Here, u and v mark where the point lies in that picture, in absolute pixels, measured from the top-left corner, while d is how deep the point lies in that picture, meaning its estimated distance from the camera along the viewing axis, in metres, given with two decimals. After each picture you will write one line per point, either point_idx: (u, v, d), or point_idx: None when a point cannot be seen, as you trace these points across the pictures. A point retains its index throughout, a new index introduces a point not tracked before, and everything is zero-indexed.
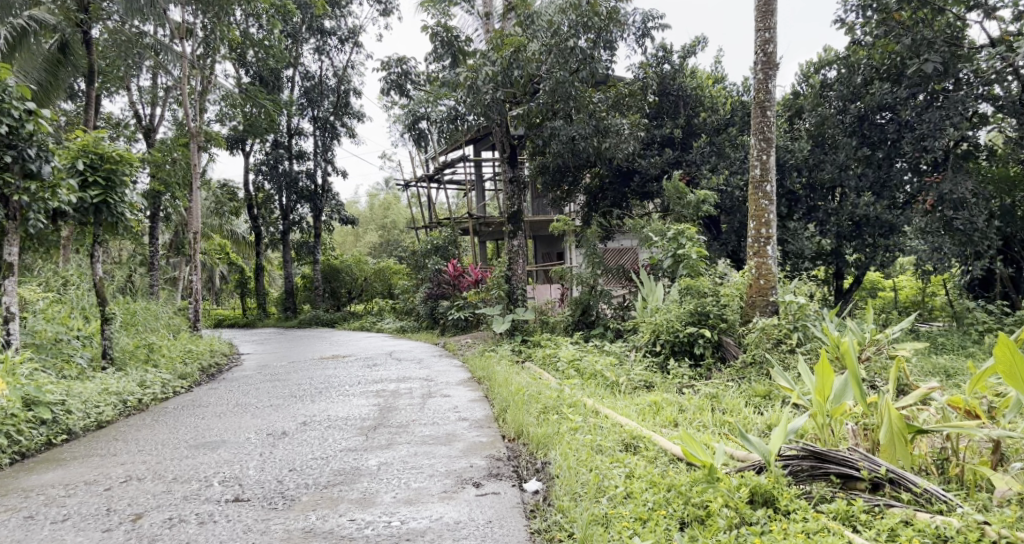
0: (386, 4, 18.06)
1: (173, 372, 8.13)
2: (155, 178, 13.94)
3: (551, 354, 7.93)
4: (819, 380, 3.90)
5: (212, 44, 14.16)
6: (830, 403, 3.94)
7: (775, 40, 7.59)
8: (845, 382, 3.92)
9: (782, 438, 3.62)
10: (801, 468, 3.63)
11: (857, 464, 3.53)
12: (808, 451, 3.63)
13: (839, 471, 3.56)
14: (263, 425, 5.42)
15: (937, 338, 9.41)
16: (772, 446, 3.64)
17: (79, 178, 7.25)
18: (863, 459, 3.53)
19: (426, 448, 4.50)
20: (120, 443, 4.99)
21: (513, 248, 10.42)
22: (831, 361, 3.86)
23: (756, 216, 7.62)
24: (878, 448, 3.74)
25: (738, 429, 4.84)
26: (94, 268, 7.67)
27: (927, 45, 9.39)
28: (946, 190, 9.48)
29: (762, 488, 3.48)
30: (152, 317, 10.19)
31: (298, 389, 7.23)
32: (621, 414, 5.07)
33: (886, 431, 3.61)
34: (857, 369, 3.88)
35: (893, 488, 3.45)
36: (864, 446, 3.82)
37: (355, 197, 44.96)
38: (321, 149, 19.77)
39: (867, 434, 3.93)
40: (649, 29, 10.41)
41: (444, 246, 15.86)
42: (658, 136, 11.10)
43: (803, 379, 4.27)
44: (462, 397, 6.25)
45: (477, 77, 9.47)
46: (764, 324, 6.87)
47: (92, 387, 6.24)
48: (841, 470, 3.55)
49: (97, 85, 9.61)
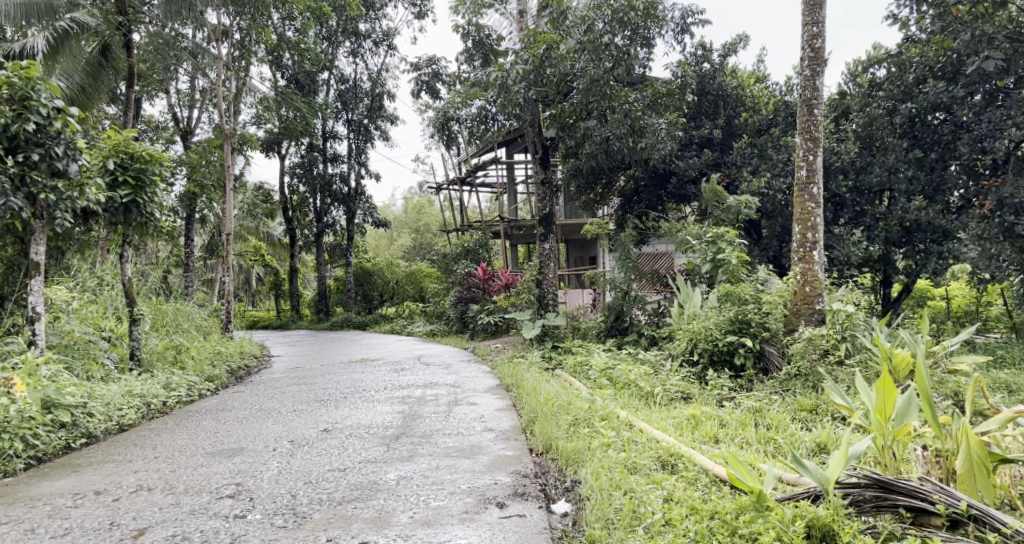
0: (421, 7, 17.96)
1: (200, 374, 8.02)
2: (190, 180, 14.03)
3: (583, 362, 7.63)
4: (880, 397, 3.54)
5: (247, 46, 14.18)
6: (893, 424, 3.57)
7: (823, 35, 7.21)
8: (910, 401, 3.54)
9: (842, 464, 3.26)
10: (865, 498, 3.27)
11: (932, 499, 3.15)
12: (871, 479, 3.26)
13: (909, 504, 3.19)
14: (284, 433, 5.23)
15: (996, 351, 8.89)
16: (831, 472, 3.29)
17: (109, 177, 7.20)
18: (938, 492, 3.15)
19: (448, 461, 4.25)
20: (137, 449, 4.84)
21: (544, 251, 10.08)
22: (893, 377, 3.52)
23: (802, 219, 7.26)
24: (953, 478, 3.36)
25: (783, 448, 4.51)
26: (123, 269, 7.61)
27: (986, 41, 8.85)
28: (1007, 194, 8.89)
29: (821, 521, 3.16)
30: (183, 318, 10.14)
31: (323, 394, 7.05)
32: (657, 428, 4.76)
33: (964, 460, 3.24)
34: (925, 387, 3.50)
35: (976, 527, 3.05)
36: (937, 474, 3.44)
37: (389, 200, 45.06)
38: (355, 152, 19.67)
39: (940, 463, 3.54)
40: (689, 25, 10.05)
41: (475, 250, 15.62)
42: (698, 137, 10.77)
43: (861, 395, 3.89)
44: (489, 405, 5.99)
45: (508, 76, 9.24)
46: (810, 334, 6.50)
47: (116, 389, 6.13)
48: (912, 504, 3.17)
49: (136, 87, 9.61)
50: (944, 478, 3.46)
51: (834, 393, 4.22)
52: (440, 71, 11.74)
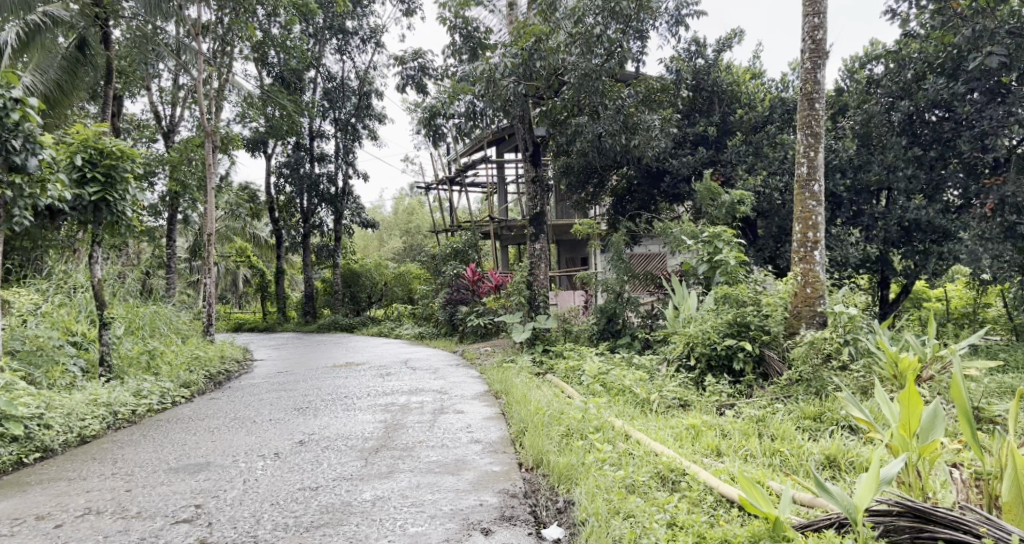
0: (409, 4, 17.61)
1: (175, 380, 7.63)
2: (171, 179, 13.56)
3: (575, 367, 7.31)
4: (904, 410, 3.27)
5: (230, 42, 13.78)
6: (919, 441, 3.27)
7: (824, 26, 6.93)
8: (939, 417, 3.25)
9: (872, 490, 2.93)
10: (898, 529, 2.97)
11: (977, 531, 2.84)
12: (905, 507, 2.98)
13: (948, 538, 2.88)
14: (256, 444, 4.89)
15: (999, 355, 8.65)
16: (859, 499, 2.96)
17: (77, 174, 6.83)
18: (983, 525, 2.83)
19: (429, 478, 3.93)
20: (95, 463, 4.50)
21: (534, 252, 9.75)
22: (919, 390, 3.27)
23: (802, 218, 6.98)
24: (998, 507, 3.04)
25: (790, 461, 4.22)
26: (93, 270, 7.22)
27: (988, 36, 8.57)
28: (1009, 193, 8.68)
29: None
30: (161, 321, 9.74)
31: (303, 401, 6.70)
32: (655, 440, 4.45)
33: (1011, 486, 2.94)
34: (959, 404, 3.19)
35: None
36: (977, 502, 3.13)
37: (380, 202, 44.57)
38: (342, 152, 19.29)
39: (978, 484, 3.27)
40: (683, 17, 9.75)
41: (464, 251, 15.29)
42: (691, 134, 10.47)
43: (882, 407, 3.57)
44: (476, 414, 5.67)
45: (496, 70, 8.86)
46: (813, 337, 6.20)
47: (79, 398, 5.76)
48: (952, 538, 2.86)
49: (112, 83, 9.19)
50: (982, 503, 3.17)
51: (852, 405, 3.92)
52: (427, 65, 11.35)
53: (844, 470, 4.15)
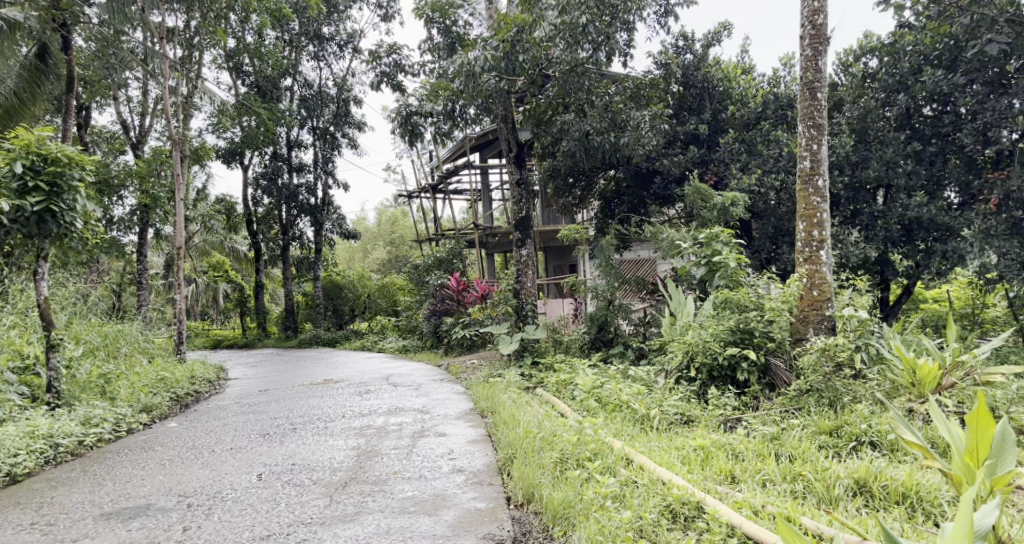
0: (387, 9, 17.11)
1: (134, 404, 6.94)
2: (141, 192, 12.94)
3: (567, 381, 6.77)
4: (975, 433, 3.16)
5: (198, 44, 13.15)
6: (990, 471, 3.15)
7: (825, 9, 6.50)
8: (1012, 446, 3.14)
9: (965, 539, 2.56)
10: None
11: None
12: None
13: None
14: (209, 480, 4.33)
15: (1009, 359, 8.24)
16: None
17: (17, 183, 6.17)
18: None
19: (402, 521, 3.49)
20: (16, 508, 3.97)
21: (521, 258, 9.13)
22: (990, 411, 3.15)
23: (806, 215, 6.49)
24: None
25: (815, 488, 3.74)
26: (38, 287, 6.55)
27: (987, 24, 8.29)
28: (1014, 187, 8.34)
29: None
30: (123, 341, 9.03)
31: (270, 425, 6.11)
32: (661, 465, 3.94)
33: None
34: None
35: None
36: None
37: (362, 210, 43.89)
38: (321, 161, 18.75)
39: None
40: (672, 7, 9.29)
41: (449, 260, 14.77)
42: (682, 133, 9.98)
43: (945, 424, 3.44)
44: (460, 436, 5.12)
45: (473, 63, 8.34)
46: (824, 344, 5.66)
47: (13, 430, 5.15)
48: None
49: (76, 93, 8.65)
50: None
51: (905, 427, 3.65)
52: (403, 61, 10.75)
53: (878, 497, 3.69)
